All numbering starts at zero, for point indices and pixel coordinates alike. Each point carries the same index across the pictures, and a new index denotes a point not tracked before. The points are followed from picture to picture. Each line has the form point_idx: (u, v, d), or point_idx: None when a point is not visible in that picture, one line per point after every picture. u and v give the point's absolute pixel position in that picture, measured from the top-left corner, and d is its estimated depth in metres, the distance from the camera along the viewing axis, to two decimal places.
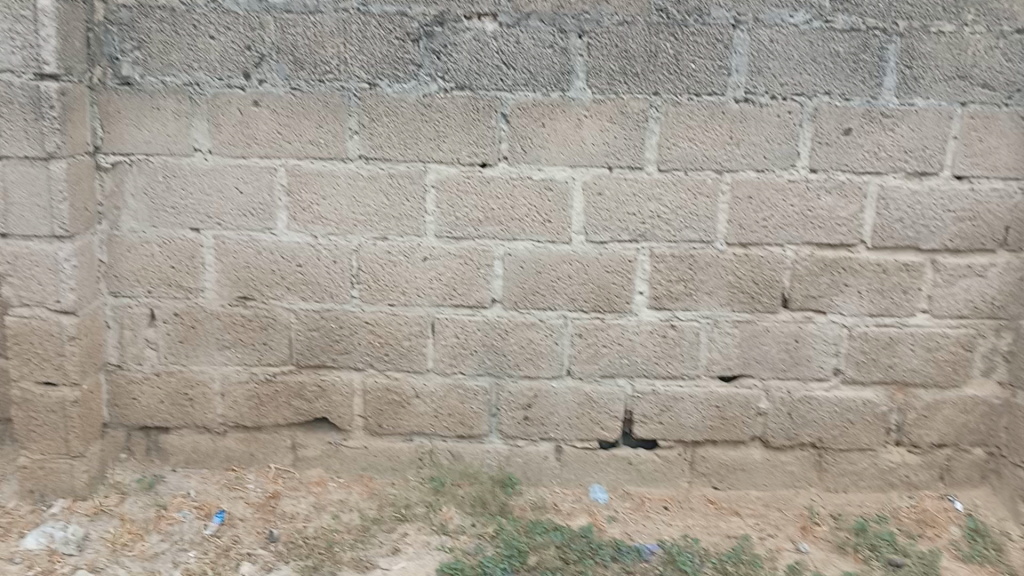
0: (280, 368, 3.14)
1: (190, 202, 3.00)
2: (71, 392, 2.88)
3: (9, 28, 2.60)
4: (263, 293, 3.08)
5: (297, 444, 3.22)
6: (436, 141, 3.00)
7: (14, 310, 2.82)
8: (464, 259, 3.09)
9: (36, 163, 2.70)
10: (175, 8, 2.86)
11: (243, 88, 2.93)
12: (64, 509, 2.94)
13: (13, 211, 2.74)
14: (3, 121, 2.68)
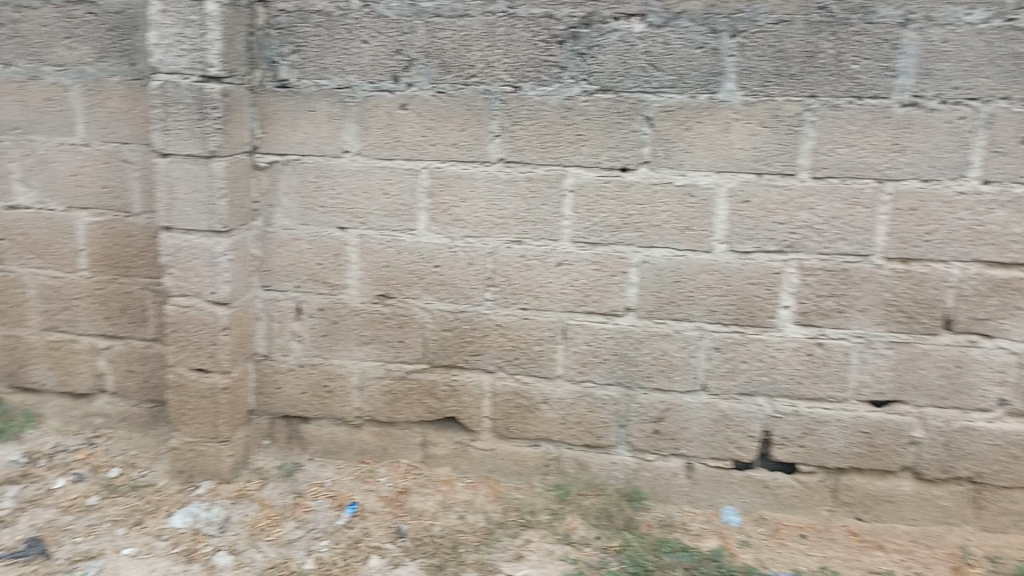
0: (415, 366, 3.19)
1: (338, 201, 3.09)
2: (221, 379, 3.05)
3: (180, 33, 2.81)
4: (401, 292, 3.13)
5: (427, 441, 3.26)
6: (577, 145, 2.92)
7: (174, 299, 3.02)
8: (599, 265, 3.00)
9: (198, 161, 2.90)
10: (331, 13, 2.93)
11: (391, 91, 2.96)
12: (210, 491, 3.09)
13: (177, 206, 2.95)
14: (171, 121, 2.88)
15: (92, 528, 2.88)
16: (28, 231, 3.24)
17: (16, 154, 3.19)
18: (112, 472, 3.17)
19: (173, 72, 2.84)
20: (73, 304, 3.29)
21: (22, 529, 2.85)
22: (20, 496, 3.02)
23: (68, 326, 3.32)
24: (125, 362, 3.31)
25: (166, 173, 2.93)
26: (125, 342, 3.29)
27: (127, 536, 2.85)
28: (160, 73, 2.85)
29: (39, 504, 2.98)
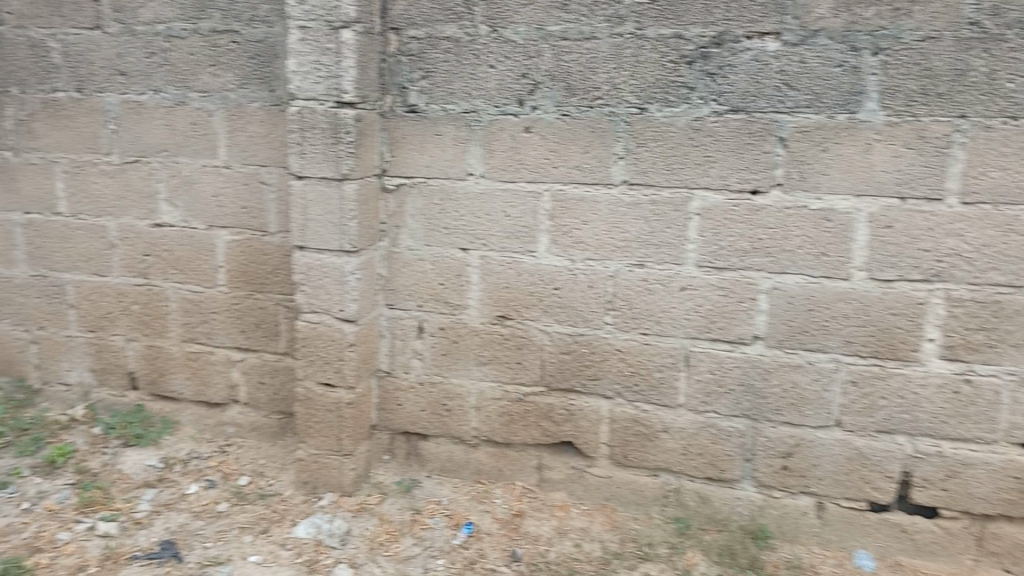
0: (533, 388, 3.18)
1: (461, 223, 3.12)
2: (346, 394, 3.13)
3: (317, 61, 2.92)
4: (521, 314, 3.12)
5: (543, 465, 3.24)
6: (705, 167, 2.83)
7: (305, 315, 3.13)
8: (725, 291, 2.89)
9: (331, 183, 3.00)
10: (460, 38, 2.98)
11: (517, 114, 2.98)
12: (333, 503, 3.17)
13: (311, 227, 3.06)
14: (307, 145, 3.00)
15: (222, 534, 2.99)
16: (173, 247, 3.44)
17: (163, 174, 3.38)
18: (242, 480, 3.30)
19: (310, 98, 2.96)
20: (210, 318, 3.46)
21: (158, 531, 2.99)
22: (157, 499, 3.17)
23: (205, 339, 3.49)
24: (257, 374, 3.45)
25: (301, 195, 3.05)
26: (257, 355, 3.44)
27: (254, 544, 2.95)
28: (298, 99, 2.97)
29: (174, 507, 3.13)
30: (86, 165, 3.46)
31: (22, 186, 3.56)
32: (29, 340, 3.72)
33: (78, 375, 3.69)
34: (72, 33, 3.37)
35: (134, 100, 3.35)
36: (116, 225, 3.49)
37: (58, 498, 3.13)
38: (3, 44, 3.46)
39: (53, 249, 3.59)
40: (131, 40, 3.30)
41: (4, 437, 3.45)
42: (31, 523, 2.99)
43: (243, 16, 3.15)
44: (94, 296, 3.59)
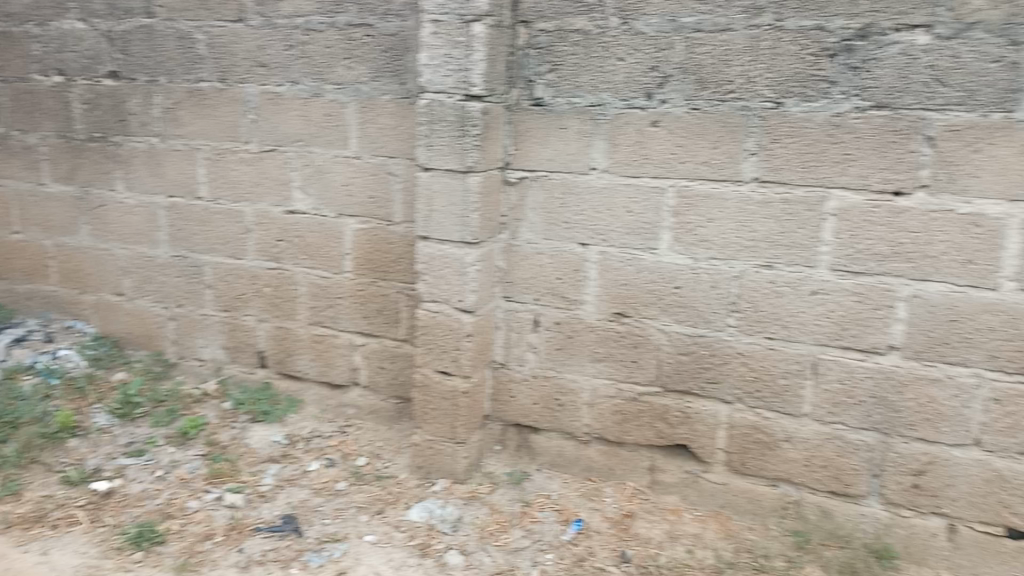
0: (648, 388, 3.12)
1: (583, 218, 3.10)
2: (462, 383, 3.17)
3: (448, 54, 2.96)
4: (640, 311, 3.08)
5: (656, 467, 3.18)
6: (842, 165, 2.70)
7: (425, 304, 3.18)
8: (860, 296, 2.75)
9: (455, 176, 3.04)
10: (589, 31, 2.95)
11: (644, 108, 2.93)
12: (445, 490, 3.22)
13: (434, 217, 3.11)
14: (434, 137, 3.05)
15: (339, 512, 3.09)
16: (304, 233, 3.58)
17: (297, 163, 3.53)
18: (360, 461, 3.40)
19: (440, 91, 3.00)
20: (335, 303, 3.59)
21: (280, 505, 3.12)
22: (280, 474, 3.31)
23: (330, 322, 3.62)
24: (377, 359, 3.56)
25: (427, 186, 3.10)
26: (378, 340, 3.54)
27: (369, 523, 3.03)
28: (427, 92, 3.02)
29: (296, 483, 3.26)
30: (226, 152, 3.65)
31: (167, 171, 3.79)
32: (168, 316, 3.96)
33: (212, 351, 3.90)
34: (217, 26, 3.54)
35: (273, 91, 3.50)
36: (251, 210, 3.66)
37: (189, 468, 3.31)
38: (154, 36, 3.67)
39: (193, 232, 3.81)
40: (272, 33, 3.45)
41: (142, 407, 3.67)
42: (165, 490, 3.17)
43: (378, 10, 3.24)
44: (228, 278, 3.78)
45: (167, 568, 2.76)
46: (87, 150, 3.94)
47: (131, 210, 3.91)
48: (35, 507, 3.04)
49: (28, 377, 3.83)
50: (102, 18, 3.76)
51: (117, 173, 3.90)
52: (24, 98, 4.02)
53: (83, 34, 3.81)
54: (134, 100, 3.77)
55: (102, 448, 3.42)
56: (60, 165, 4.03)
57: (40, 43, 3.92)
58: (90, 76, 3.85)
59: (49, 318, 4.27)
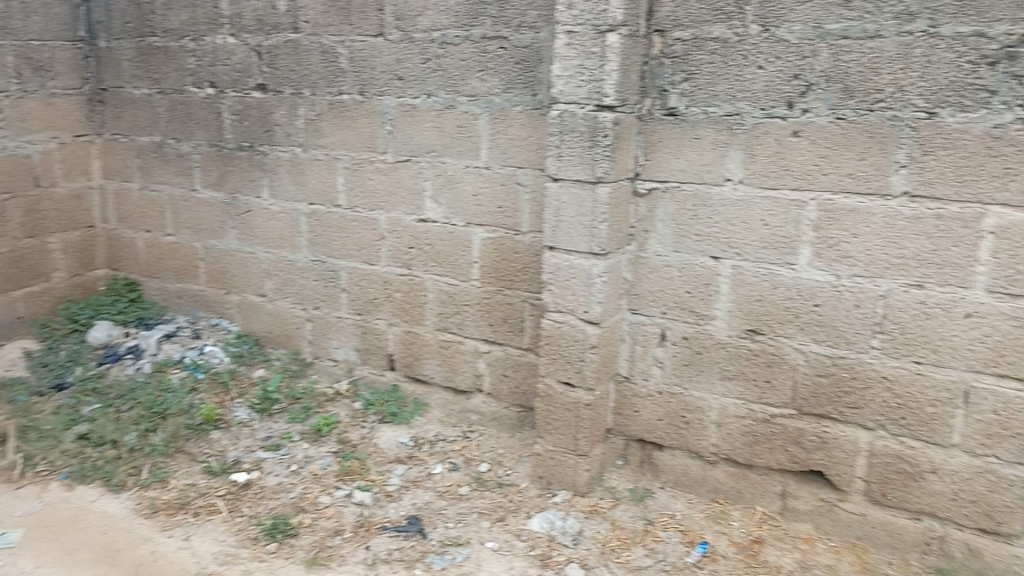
0: (781, 410, 2.99)
1: (716, 230, 3.01)
2: (585, 395, 3.14)
3: (581, 65, 2.95)
4: (774, 329, 2.96)
5: (787, 492, 3.05)
6: (1003, 180, 2.52)
7: (550, 314, 3.17)
8: (1019, 321, 2.55)
9: (584, 187, 3.02)
10: (728, 39, 2.87)
11: (785, 118, 2.82)
12: (566, 502, 3.20)
13: (562, 228, 3.09)
14: (564, 148, 3.04)
15: (462, 517, 3.13)
16: (434, 242, 3.67)
17: (430, 173, 3.62)
18: (482, 467, 3.44)
19: (571, 102, 2.99)
20: (462, 310, 3.66)
21: (405, 506, 3.19)
22: (405, 475, 3.39)
23: (457, 329, 3.69)
24: (501, 366, 3.60)
25: (555, 197, 3.09)
26: (502, 348, 3.58)
27: (491, 530, 3.05)
28: (559, 103, 3.02)
29: (420, 485, 3.33)
30: (363, 162, 3.79)
31: (308, 179, 3.98)
32: (305, 318, 4.16)
33: (344, 353, 4.06)
34: (358, 40, 3.69)
35: (409, 103, 3.61)
36: (386, 219, 3.79)
37: (321, 464, 3.45)
38: (299, 50, 3.87)
39: (330, 238, 3.98)
40: (409, 47, 3.56)
41: (278, 403, 3.86)
42: (298, 484, 3.31)
43: (513, 22, 3.28)
44: (361, 282, 3.93)
45: (299, 560, 2.87)
46: (236, 158, 4.20)
47: (274, 216, 4.13)
48: (181, 494, 3.24)
49: (177, 371, 4.11)
50: (252, 34, 3.99)
51: (262, 181, 4.13)
52: (182, 109, 4.32)
53: (235, 49, 4.06)
54: (280, 111, 3.98)
55: (241, 441, 3.61)
56: (211, 172, 4.30)
57: (196, 57, 4.20)
58: (240, 89, 4.09)
59: (197, 315, 4.57)
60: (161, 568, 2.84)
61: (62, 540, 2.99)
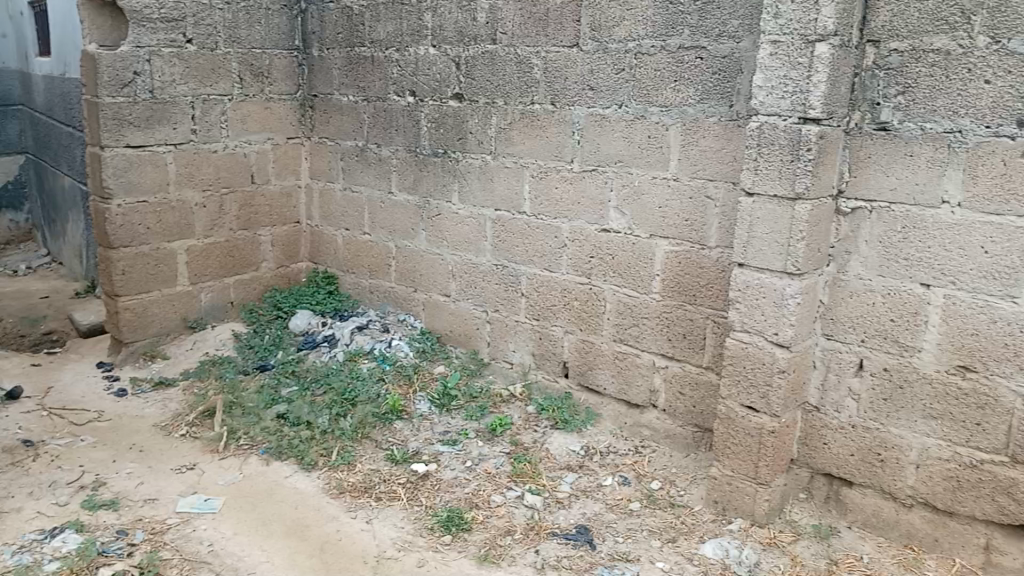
0: (991, 456, 2.72)
1: (927, 255, 2.79)
2: (770, 421, 3.00)
3: (786, 76, 2.82)
4: (988, 367, 2.69)
5: (993, 546, 2.76)
6: None
7: (735, 333, 3.06)
8: None
9: (782, 203, 2.88)
10: (951, 51, 2.65)
11: (1014, 137, 2.57)
12: (742, 530, 3.07)
13: (754, 244, 2.97)
14: (762, 161, 2.92)
15: (632, 533, 3.09)
16: (616, 252, 3.66)
17: (616, 184, 3.61)
18: (654, 484, 3.38)
19: (773, 113, 2.87)
20: (640, 322, 3.62)
21: (575, 515, 3.19)
22: (576, 483, 3.40)
23: (634, 341, 3.66)
24: (678, 384, 3.53)
25: (749, 212, 2.97)
26: (680, 365, 3.51)
27: (661, 550, 2.99)
28: (759, 114, 2.91)
29: (590, 495, 3.32)
30: (550, 171, 3.85)
31: (496, 186, 4.09)
32: (485, 319, 4.28)
33: (520, 356, 4.15)
34: (553, 50, 3.74)
35: (599, 113, 3.62)
36: (568, 227, 3.82)
37: (495, 463, 3.52)
38: (495, 60, 3.99)
39: (514, 244, 4.08)
40: (603, 57, 3.56)
41: (457, 400, 3.99)
42: (472, 481, 3.40)
43: (712, 32, 3.21)
44: (541, 289, 3.99)
45: (471, 556, 2.94)
46: (430, 163, 4.40)
47: (462, 220, 4.29)
48: (365, 479, 3.43)
49: (366, 361, 4.36)
50: (452, 44, 4.17)
51: (452, 186, 4.30)
52: (383, 116, 4.59)
53: (435, 59, 4.25)
54: (474, 120, 4.13)
55: (421, 433, 3.76)
56: (406, 176, 4.54)
57: (399, 67, 4.45)
58: (437, 97, 4.28)
59: (387, 310, 4.85)
60: (345, 546, 3.00)
61: (258, 510, 3.23)
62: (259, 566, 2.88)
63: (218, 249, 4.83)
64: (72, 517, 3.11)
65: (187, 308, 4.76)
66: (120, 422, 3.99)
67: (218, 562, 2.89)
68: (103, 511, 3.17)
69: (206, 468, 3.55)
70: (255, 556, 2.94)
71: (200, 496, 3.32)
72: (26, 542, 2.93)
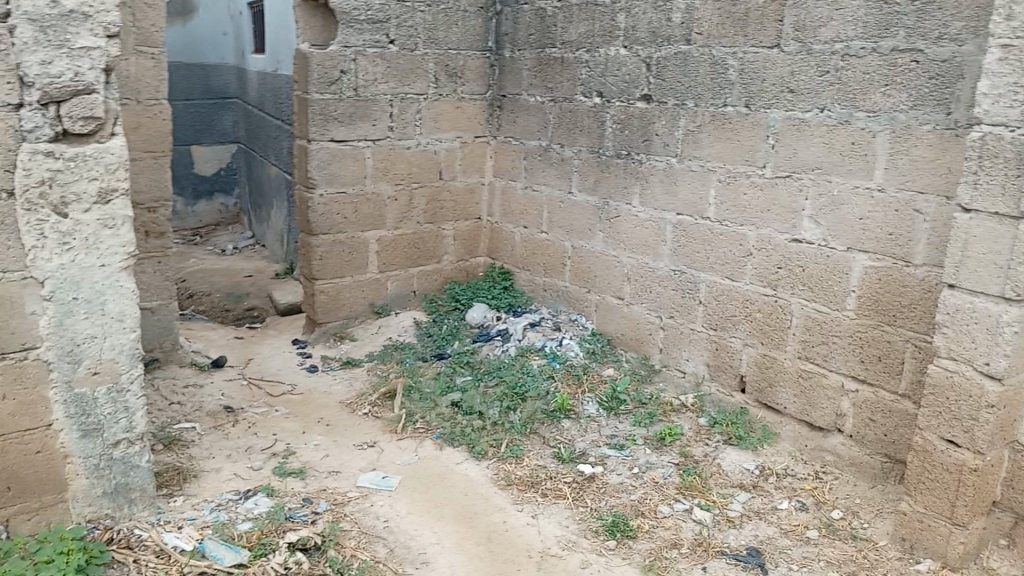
0: None
1: None
2: (972, 458, 2.72)
3: (1016, 83, 2.53)
4: None
5: None
6: None
7: (940, 360, 2.79)
8: None
9: (1004, 221, 2.59)
10: None
11: None
12: (931, 572, 2.83)
13: (967, 265, 2.70)
14: (983, 174, 2.63)
15: (807, 561, 2.92)
16: (807, 264, 3.48)
17: (812, 192, 3.43)
18: (835, 513, 3.18)
19: (998, 123, 2.59)
20: (830, 341, 3.43)
21: (746, 536, 3.06)
22: (748, 503, 3.26)
23: (821, 360, 3.47)
24: (868, 410, 3.33)
25: (964, 229, 2.70)
26: (873, 390, 3.30)
27: None
28: (982, 124, 2.63)
29: (763, 517, 3.17)
30: (740, 176, 3.71)
31: (680, 190, 4.00)
32: (658, 325, 4.22)
33: (694, 365, 4.05)
34: (751, 51, 3.60)
35: (798, 117, 3.44)
36: (755, 235, 3.67)
37: (663, 473, 3.45)
38: (688, 61, 3.90)
39: (695, 250, 3.97)
40: (807, 59, 3.38)
41: (625, 405, 3.94)
42: (639, 488, 3.35)
43: (931, 34, 2.96)
44: (721, 298, 3.86)
45: (636, 564, 2.90)
46: (612, 165, 4.38)
47: (643, 223, 4.23)
48: (533, 473, 3.48)
49: (537, 357, 4.42)
50: (644, 45, 4.11)
51: (634, 188, 4.26)
52: (569, 117, 4.63)
53: (625, 60, 4.22)
54: (661, 121, 4.06)
55: (589, 434, 3.76)
56: (588, 177, 4.55)
57: (588, 68, 4.46)
58: (625, 98, 4.25)
59: (559, 309, 4.90)
60: (511, 539, 3.06)
61: (431, 493, 3.36)
62: (431, 548, 2.99)
63: (406, 241, 5.08)
64: (265, 482, 3.37)
65: (374, 295, 5.05)
66: (310, 397, 4.30)
67: (392, 538, 3.03)
68: (291, 478, 3.42)
69: (385, 447, 3.74)
70: (426, 537, 3.06)
71: (378, 474, 3.50)
72: (222, 501, 3.17)
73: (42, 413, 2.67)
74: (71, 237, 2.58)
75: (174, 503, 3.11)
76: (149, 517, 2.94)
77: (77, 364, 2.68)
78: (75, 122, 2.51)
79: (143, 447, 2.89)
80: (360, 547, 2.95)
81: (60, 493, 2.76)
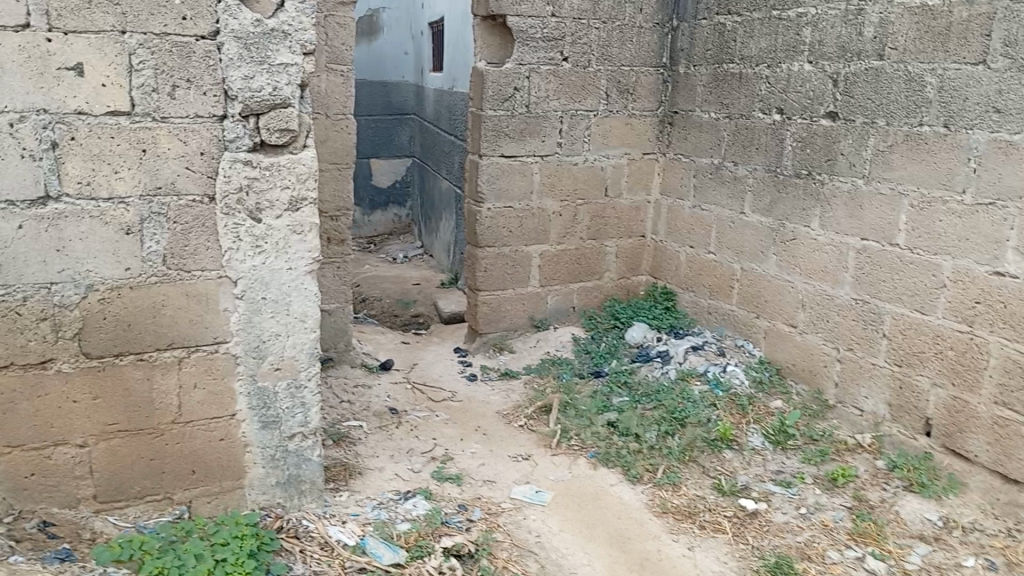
0: None
1: None
2: None
3: None
4: None
5: None
6: None
7: None
8: None
9: None
10: None
11: None
12: None
13: None
14: None
15: None
16: (1010, 300, 3.14)
17: (1018, 222, 3.09)
18: None
19: None
20: None
21: None
22: (928, 557, 2.96)
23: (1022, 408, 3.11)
24: None
25: None
26: None
27: None
28: None
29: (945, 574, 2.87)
30: (935, 201, 3.41)
31: (866, 214, 3.73)
32: (835, 357, 3.95)
33: (873, 405, 3.76)
34: (953, 68, 3.31)
35: (1005, 139, 3.13)
36: (951, 265, 3.36)
37: (834, 516, 3.21)
38: (881, 77, 3.63)
39: (879, 278, 3.69)
40: (1017, 76, 3.07)
41: (794, 439, 3.73)
42: (806, 530, 3.14)
43: None
44: (908, 332, 3.56)
45: None
46: (790, 185, 4.16)
47: (822, 247, 3.99)
48: (690, 503, 3.35)
49: (699, 382, 4.26)
50: (831, 61, 3.88)
51: (814, 211, 4.02)
52: (744, 134, 4.46)
53: (810, 76, 4.01)
54: (847, 141, 3.81)
55: (752, 468, 3.58)
56: (762, 197, 4.35)
57: (768, 83, 4.27)
58: (808, 116, 4.03)
59: (724, 333, 4.72)
60: (665, 568, 2.96)
61: (583, 512, 3.32)
62: (580, 568, 2.95)
63: (568, 256, 5.08)
64: (423, 484, 3.47)
65: (535, 308, 5.10)
66: (469, 404, 4.39)
67: (543, 554, 3.01)
68: (448, 483, 3.49)
69: (540, 460, 3.75)
70: (577, 556, 3.01)
71: (533, 487, 3.50)
72: (384, 500, 3.30)
73: (228, 403, 2.88)
74: (264, 241, 2.78)
75: (340, 497, 3.26)
76: (316, 509, 3.11)
77: (261, 359, 2.88)
78: (272, 134, 2.71)
79: (314, 442, 3.05)
80: (512, 560, 2.96)
81: (237, 479, 2.98)
